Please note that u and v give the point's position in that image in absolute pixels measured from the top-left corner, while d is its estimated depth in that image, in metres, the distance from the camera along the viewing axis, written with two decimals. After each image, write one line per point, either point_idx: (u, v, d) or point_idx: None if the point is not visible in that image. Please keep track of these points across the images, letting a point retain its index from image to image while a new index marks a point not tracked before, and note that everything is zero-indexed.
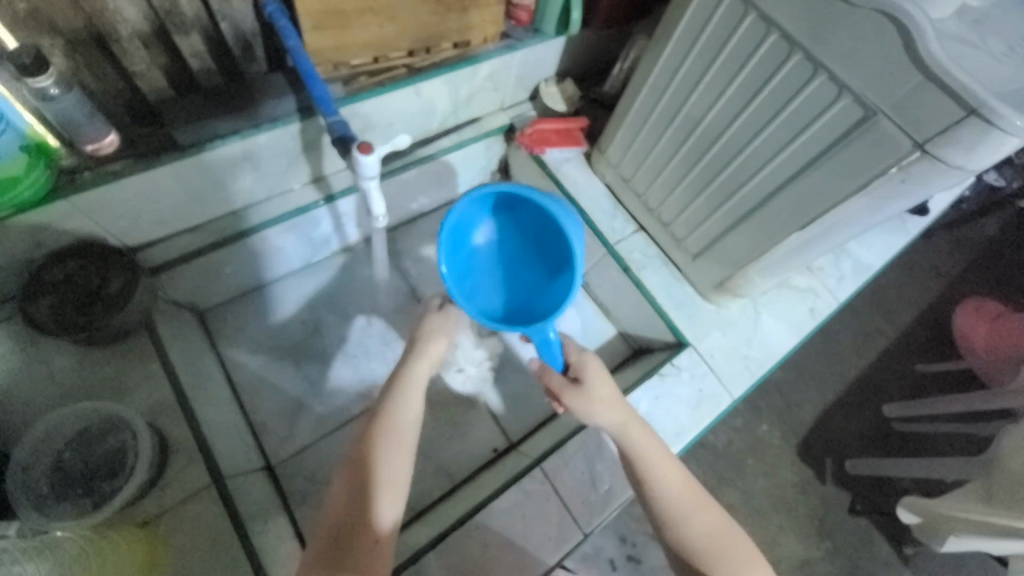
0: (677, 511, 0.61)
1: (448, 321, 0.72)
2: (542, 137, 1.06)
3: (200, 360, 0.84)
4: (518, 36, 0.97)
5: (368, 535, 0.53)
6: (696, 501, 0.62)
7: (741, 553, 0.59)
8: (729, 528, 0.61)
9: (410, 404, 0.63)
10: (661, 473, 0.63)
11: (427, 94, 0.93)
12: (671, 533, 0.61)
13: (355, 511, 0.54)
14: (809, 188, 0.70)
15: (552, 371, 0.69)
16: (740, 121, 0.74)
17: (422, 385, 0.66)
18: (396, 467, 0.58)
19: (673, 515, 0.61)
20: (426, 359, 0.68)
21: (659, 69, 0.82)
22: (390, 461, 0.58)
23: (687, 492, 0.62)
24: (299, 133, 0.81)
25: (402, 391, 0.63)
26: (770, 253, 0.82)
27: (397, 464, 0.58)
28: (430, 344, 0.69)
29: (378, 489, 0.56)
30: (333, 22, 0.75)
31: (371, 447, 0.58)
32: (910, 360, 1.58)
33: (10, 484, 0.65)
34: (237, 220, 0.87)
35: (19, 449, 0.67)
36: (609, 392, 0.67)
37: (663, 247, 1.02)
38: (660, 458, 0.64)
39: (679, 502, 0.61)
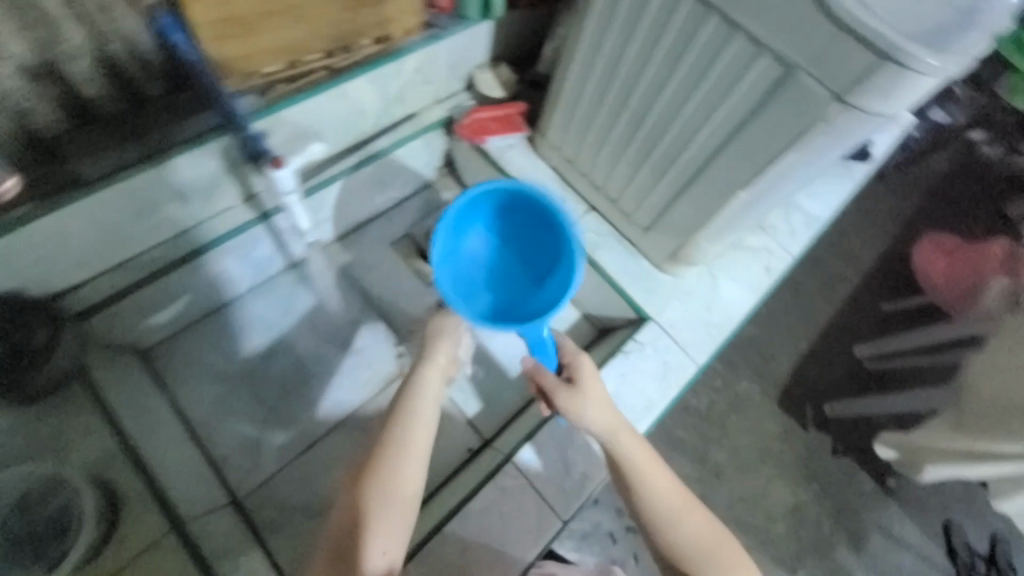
0: (668, 517, 0.62)
1: (452, 323, 0.74)
2: (482, 126, 1.04)
3: (146, 401, 0.81)
4: (441, 24, 0.94)
5: (374, 548, 0.55)
6: (686, 504, 0.63)
7: (727, 552, 0.61)
8: (718, 529, 0.62)
9: (423, 420, 0.64)
10: (655, 483, 0.63)
11: (354, 96, 0.89)
12: (663, 540, 0.61)
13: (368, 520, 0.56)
14: (742, 152, 0.70)
15: (546, 371, 0.68)
16: (671, 90, 0.73)
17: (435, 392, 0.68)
18: (409, 481, 0.59)
19: (665, 520, 0.61)
20: (437, 368, 0.70)
21: (587, 45, 0.80)
22: (403, 474, 0.59)
23: (677, 496, 0.63)
24: (217, 152, 0.77)
25: (415, 404, 0.64)
26: (716, 220, 0.81)
27: (407, 476, 0.59)
28: (437, 348, 0.72)
29: (383, 502, 0.57)
30: (236, 31, 0.70)
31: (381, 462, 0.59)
32: (875, 300, 1.62)
33: None
34: (166, 251, 0.83)
35: None
36: (603, 400, 0.68)
37: (615, 224, 1.01)
38: (651, 464, 0.65)
39: (671, 507, 0.62)
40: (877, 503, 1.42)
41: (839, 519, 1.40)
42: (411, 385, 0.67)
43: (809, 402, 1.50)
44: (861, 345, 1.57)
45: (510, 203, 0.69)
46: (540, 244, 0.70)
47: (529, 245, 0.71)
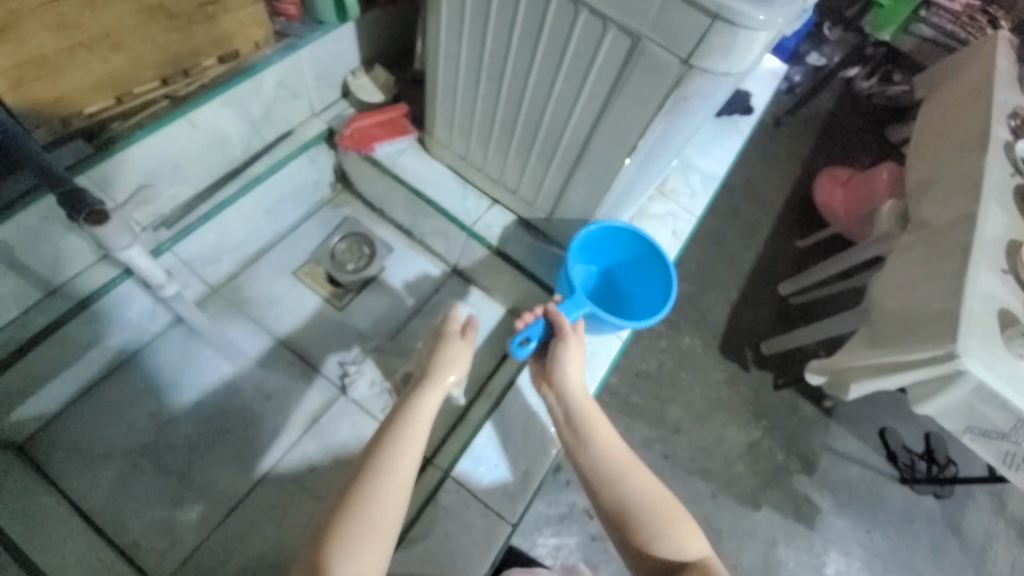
0: (611, 468, 0.63)
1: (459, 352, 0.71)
2: (365, 133, 0.99)
3: (26, 498, 0.72)
4: (296, 33, 0.88)
5: None
6: (635, 466, 0.63)
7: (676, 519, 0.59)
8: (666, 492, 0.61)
9: (414, 441, 0.60)
10: (603, 435, 0.66)
11: (207, 123, 0.81)
12: (606, 499, 0.62)
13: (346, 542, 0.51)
14: (614, 127, 0.70)
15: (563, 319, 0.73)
16: (536, 74, 0.72)
17: (431, 421, 0.63)
18: (385, 519, 0.53)
19: (608, 475, 0.63)
20: (437, 394, 0.66)
21: (446, 37, 0.77)
22: (380, 510, 0.53)
23: (625, 454, 0.65)
24: (48, 211, 0.68)
25: (400, 425, 0.60)
26: (607, 196, 0.82)
27: (392, 496, 0.55)
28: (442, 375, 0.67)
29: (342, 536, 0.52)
30: (38, 71, 0.62)
31: (373, 484, 0.55)
32: (787, 239, 1.72)
33: None
34: (20, 329, 0.75)
35: None
36: (574, 367, 0.72)
37: (521, 214, 0.99)
38: (603, 428, 0.67)
39: (616, 462, 0.64)
40: (820, 427, 1.50)
41: (791, 447, 1.48)
42: (410, 403, 0.64)
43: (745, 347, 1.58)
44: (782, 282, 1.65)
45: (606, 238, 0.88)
46: (630, 272, 0.91)
47: (632, 273, 0.91)
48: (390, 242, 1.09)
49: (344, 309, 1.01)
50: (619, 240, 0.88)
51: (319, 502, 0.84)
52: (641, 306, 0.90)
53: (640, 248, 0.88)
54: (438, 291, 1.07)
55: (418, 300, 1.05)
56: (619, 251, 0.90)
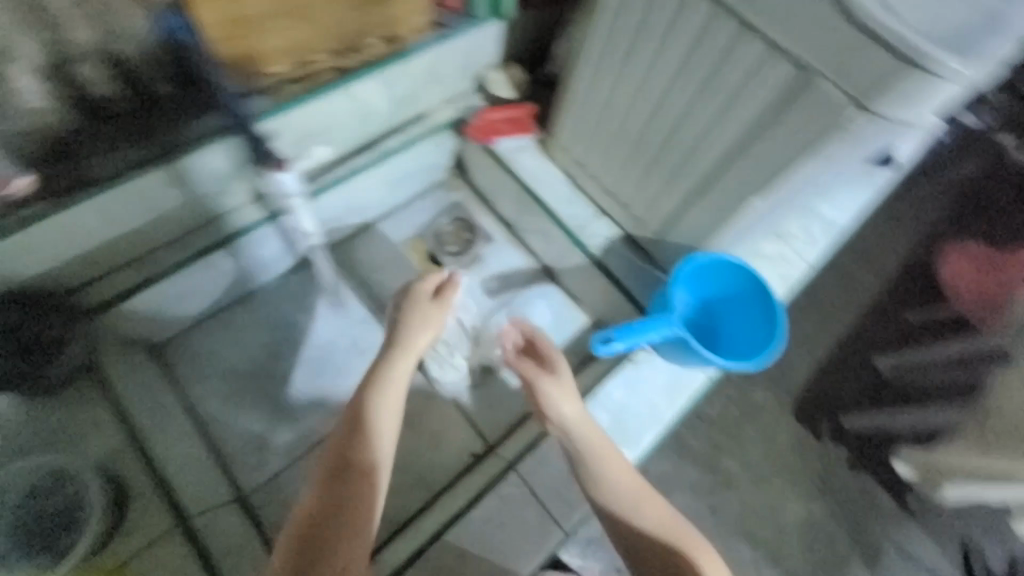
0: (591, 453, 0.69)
1: (433, 315, 0.80)
2: (491, 125, 1.04)
3: (151, 393, 0.81)
4: (450, 23, 0.92)
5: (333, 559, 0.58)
6: (614, 456, 0.69)
7: (650, 500, 0.67)
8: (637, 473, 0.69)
9: (384, 411, 0.69)
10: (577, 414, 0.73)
11: (362, 96, 0.89)
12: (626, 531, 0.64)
13: (340, 510, 0.61)
14: (758, 161, 0.68)
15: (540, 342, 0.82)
16: (684, 94, 0.71)
17: (401, 385, 0.72)
18: (365, 485, 0.63)
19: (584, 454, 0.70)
20: (408, 357, 0.75)
21: (595, 45, 0.79)
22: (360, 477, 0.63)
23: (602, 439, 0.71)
24: (231, 150, 0.77)
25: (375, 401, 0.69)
26: (728, 228, 0.80)
27: (370, 485, 0.63)
28: (412, 339, 0.76)
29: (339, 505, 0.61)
30: (244, 31, 0.70)
31: (343, 464, 0.64)
32: (899, 308, 1.39)
33: None
34: (173, 250, 0.83)
35: None
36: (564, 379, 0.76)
37: (626, 229, 0.99)
38: (601, 444, 0.70)
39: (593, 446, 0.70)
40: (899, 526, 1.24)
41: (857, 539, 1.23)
42: (379, 376, 0.72)
43: (815, 420, 1.31)
44: (882, 355, 1.36)
45: (712, 271, 0.85)
46: (726, 310, 0.88)
47: (730, 310, 0.88)
48: (490, 232, 1.12)
49: None
50: (723, 274, 0.86)
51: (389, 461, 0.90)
52: (739, 347, 0.86)
53: (743, 283, 0.85)
54: (527, 288, 1.09)
55: (506, 292, 1.08)
56: (720, 285, 0.87)
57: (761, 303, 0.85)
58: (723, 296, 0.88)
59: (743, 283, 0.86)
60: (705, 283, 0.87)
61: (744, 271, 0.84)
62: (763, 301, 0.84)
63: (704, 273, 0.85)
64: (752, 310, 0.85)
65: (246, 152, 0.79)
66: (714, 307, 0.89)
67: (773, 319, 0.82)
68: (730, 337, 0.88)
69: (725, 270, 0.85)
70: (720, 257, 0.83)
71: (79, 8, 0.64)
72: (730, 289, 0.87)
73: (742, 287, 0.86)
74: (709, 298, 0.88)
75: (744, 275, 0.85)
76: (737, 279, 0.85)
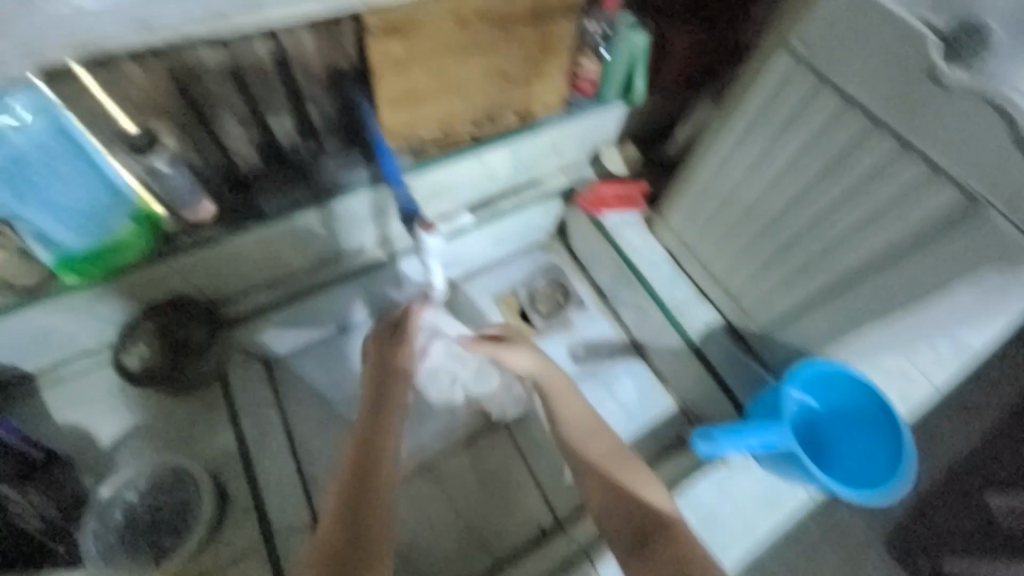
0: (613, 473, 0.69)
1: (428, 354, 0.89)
2: (601, 199, 1.06)
3: (262, 408, 0.88)
4: (579, 105, 0.97)
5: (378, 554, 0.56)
6: (642, 477, 0.69)
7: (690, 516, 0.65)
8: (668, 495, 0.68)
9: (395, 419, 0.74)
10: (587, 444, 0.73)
11: (491, 161, 0.96)
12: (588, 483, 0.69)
13: (375, 503, 0.62)
14: (907, 277, 0.65)
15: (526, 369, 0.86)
16: (821, 200, 0.70)
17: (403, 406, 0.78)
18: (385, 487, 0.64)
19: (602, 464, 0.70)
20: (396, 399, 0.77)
21: (727, 142, 0.79)
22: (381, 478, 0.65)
23: (619, 457, 0.71)
24: (380, 197, 0.86)
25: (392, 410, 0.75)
26: (850, 336, 0.76)
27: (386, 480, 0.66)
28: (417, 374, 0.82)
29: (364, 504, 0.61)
30: (408, 102, 0.79)
31: (360, 469, 0.66)
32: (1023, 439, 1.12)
33: (89, 533, 0.73)
34: (306, 277, 0.92)
35: (102, 493, 0.75)
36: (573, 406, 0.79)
37: (728, 317, 0.96)
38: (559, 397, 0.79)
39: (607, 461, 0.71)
40: None
41: None
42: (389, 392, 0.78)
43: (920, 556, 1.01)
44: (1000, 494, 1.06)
45: (831, 382, 0.79)
46: (841, 423, 0.81)
47: (846, 426, 0.81)
48: (583, 298, 1.13)
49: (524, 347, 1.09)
50: (843, 388, 0.79)
51: (457, 516, 0.90)
52: (851, 469, 0.79)
53: (868, 404, 0.77)
54: (612, 360, 1.07)
55: (591, 361, 1.07)
56: (839, 398, 0.80)
57: (888, 430, 0.76)
58: (841, 410, 0.81)
59: (868, 404, 0.78)
60: (822, 393, 0.81)
61: (869, 391, 0.76)
62: (891, 429, 0.76)
63: (821, 382, 0.80)
64: (873, 433, 0.78)
65: (390, 200, 0.88)
66: (827, 420, 0.82)
67: (900, 450, 0.74)
68: (841, 455, 0.81)
69: (848, 385, 0.78)
70: (843, 372, 0.77)
71: (279, 69, 0.70)
72: (851, 405, 0.80)
73: (866, 407, 0.78)
74: (824, 408, 0.82)
75: (871, 396, 0.77)
76: (860, 397, 0.78)
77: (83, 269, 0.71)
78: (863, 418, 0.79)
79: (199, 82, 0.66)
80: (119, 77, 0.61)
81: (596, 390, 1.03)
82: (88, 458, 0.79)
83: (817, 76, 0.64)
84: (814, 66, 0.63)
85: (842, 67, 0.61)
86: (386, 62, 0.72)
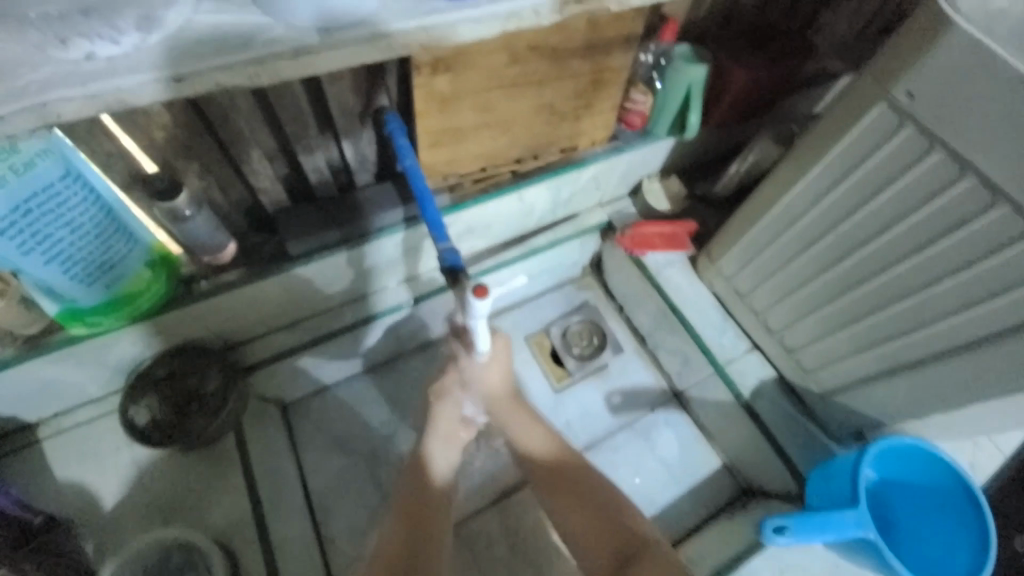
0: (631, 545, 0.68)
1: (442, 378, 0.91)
2: (645, 239, 0.97)
3: (279, 460, 0.82)
4: (626, 139, 0.91)
5: None
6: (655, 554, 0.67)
7: None
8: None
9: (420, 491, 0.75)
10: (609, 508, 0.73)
11: (530, 197, 0.89)
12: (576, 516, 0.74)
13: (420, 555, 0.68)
14: (1007, 355, 0.59)
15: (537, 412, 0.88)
16: (909, 265, 0.63)
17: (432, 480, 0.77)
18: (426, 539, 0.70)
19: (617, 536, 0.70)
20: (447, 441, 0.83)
21: (798, 192, 0.71)
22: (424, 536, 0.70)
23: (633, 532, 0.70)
24: (414, 235, 0.79)
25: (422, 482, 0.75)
26: (932, 406, 0.69)
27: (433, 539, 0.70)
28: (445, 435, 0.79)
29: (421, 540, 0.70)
30: (448, 139, 0.73)
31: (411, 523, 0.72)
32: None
33: None
34: (331, 318, 0.85)
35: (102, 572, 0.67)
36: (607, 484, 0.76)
37: (784, 371, 0.89)
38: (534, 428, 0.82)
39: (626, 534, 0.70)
40: None
41: None
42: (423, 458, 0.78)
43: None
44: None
45: (903, 456, 0.73)
46: (908, 497, 0.75)
47: (913, 504, 0.74)
48: (619, 341, 1.08)
49: (556, 392, 1.03)
50: (911, 458, 0.73)
51: None
52: (923, 555, 0.72)
53: (939, 480, 0.72)
54: (652, 411, 1.02)
55: (629, 411, 1.02)
56: (905, 470, 0.74)
57: (960, 511, 0.71)
58: (908, 486, 0.75)
59: (939, 480, 0.72)
60: (891, 467, 0.74)
61: (945, 467, 0.71)
62: (966, 510, 0.70)
63: (893, 456, 0.73)
64: (943, 514, 0.72)
65: (424, 239, 0.81)
66: (892, 496, 0.75)
67: (980, 522, 0.69)
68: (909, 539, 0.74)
69: (920, 459, 0.72)
70: (920, 445, 0.71)
71: (315, 106, 0.65)
72: (919, 480, 0.74)
73: (937, 483, 0.73)
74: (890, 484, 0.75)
75: (943, 471, 0.72)
76: (932, 472, 0.72)
77: (93, 318, 0.65)
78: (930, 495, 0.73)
79: (229, 120, 0.61)
80: (142, 115, 0.56)
81: (630, 445, 0.98)
82: (97, 519, 0.74)
83: (920, 129, 0.56)
84: (920, 121, 0.55)
85: (953, 124, 0.53)
86: (431, 98, 0.67)
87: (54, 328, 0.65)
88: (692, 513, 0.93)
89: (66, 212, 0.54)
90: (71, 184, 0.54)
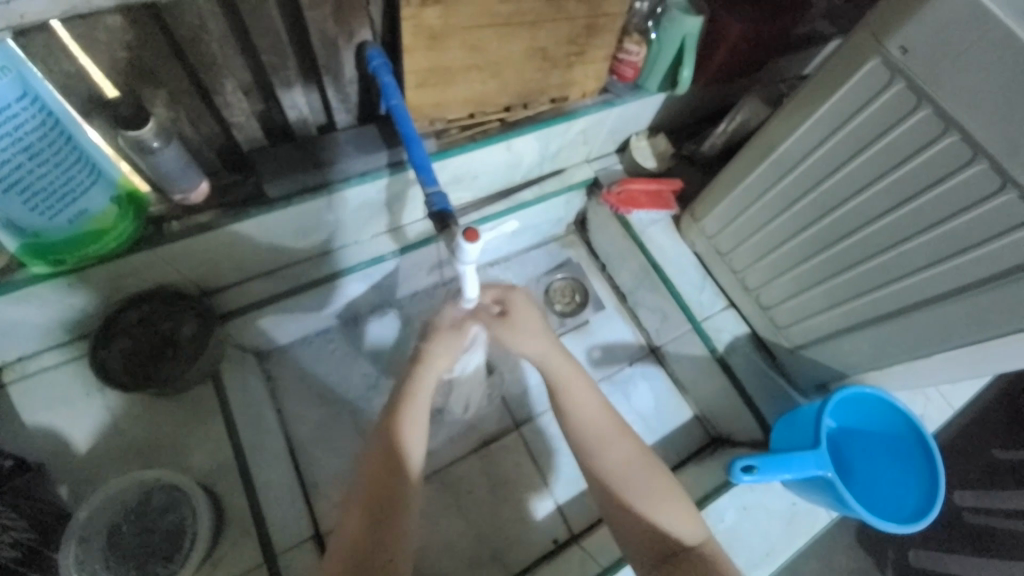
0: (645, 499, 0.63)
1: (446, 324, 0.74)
2: (630, 196, 0.96)
3: (259, 407, 0.82)
4: (617, 91, 0.89)
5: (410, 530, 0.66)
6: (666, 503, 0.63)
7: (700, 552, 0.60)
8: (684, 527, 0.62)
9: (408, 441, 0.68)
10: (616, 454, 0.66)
11: (517, 148, 0.87)
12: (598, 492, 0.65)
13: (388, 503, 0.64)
14: (969, 310, 0.62)
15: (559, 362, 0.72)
16: (885, 221, 0.65)
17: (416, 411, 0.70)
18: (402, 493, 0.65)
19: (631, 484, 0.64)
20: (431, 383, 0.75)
21: (786, 148, 0.72)
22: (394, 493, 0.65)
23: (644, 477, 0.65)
24: (400, 182, 0.77)
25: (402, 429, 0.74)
26: (892, 357, 0.74)
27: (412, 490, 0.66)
28: None
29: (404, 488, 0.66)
30: (435, 80, 0.70)
31: None
32: (983, 440, 1.10)
33: (65, 563, 0.64)
34: (311, 268, 0.83)
35: (77, 517, 0.66)
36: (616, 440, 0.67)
37: (757, 329, 0.92)
38: (577, 399, 0.70)
39: (643, 484, 0.64)
40: None
41: None
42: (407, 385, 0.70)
43: (865, 546, 1.06)
44: (967, 492, 1.08)
45: (864, 405, 0.79)
46: (863, 445, 0.81)
47: (866, 451, 0.81)
48: (600, 298, 1.10)
49: None
50: (869, 409, 0.79)
51: (467, 524, 0.86)
52: (873, 500, 0.78)
53: (893, 429, 0.79)
54: (630, 365, 1.05)
55: (607, 365, 1.05)
56: (862, 419, 0.80)
57: (912, 461, 0.77)
58: (864, 436, 0.81)
59: (894, 429, 0.79)
60: (852, 414, 0.80)
61: (899, 416, 0.77)
62: (917, 457, 0.77)
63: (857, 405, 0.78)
64: (897, 461, 0.78)
65: (408, 186, 0.79)
66: (849, 445, 0.81)
67: (929, 466, 0.75)
68: (864, 486, 0.79)
69: (877, 408, 0.78)
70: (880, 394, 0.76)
71: (292, 35, 0.61)
72: (873, 429, 0.80)
73: (890, 432, 0.79)
74: (849, 432, 0.81)
75: (897, 419, 0.78)
76: (886, 421, 0.79)
77: (55, 257, 0.60)
78: (885, 442, 0.80)
79: (199, 42, 0.56)
80: (101, 30, 0.52)
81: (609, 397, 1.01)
82: (73, 464, 0.73)
83: (910, 85, 0.56)
84: (911, 76, 0.55)
85: (942, 81, 0.53)
86: (419, 33, 0.63)
87: (14, 266, 0.62)
88: (665, 461, 0.97)
89: (23, 137, 0.50)
90: (28, 106, 0.49)
